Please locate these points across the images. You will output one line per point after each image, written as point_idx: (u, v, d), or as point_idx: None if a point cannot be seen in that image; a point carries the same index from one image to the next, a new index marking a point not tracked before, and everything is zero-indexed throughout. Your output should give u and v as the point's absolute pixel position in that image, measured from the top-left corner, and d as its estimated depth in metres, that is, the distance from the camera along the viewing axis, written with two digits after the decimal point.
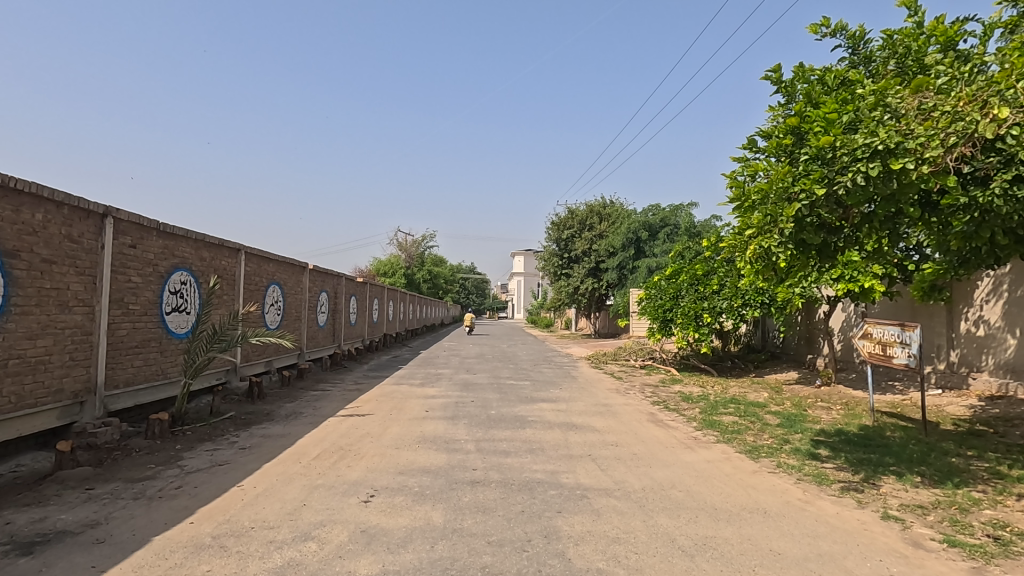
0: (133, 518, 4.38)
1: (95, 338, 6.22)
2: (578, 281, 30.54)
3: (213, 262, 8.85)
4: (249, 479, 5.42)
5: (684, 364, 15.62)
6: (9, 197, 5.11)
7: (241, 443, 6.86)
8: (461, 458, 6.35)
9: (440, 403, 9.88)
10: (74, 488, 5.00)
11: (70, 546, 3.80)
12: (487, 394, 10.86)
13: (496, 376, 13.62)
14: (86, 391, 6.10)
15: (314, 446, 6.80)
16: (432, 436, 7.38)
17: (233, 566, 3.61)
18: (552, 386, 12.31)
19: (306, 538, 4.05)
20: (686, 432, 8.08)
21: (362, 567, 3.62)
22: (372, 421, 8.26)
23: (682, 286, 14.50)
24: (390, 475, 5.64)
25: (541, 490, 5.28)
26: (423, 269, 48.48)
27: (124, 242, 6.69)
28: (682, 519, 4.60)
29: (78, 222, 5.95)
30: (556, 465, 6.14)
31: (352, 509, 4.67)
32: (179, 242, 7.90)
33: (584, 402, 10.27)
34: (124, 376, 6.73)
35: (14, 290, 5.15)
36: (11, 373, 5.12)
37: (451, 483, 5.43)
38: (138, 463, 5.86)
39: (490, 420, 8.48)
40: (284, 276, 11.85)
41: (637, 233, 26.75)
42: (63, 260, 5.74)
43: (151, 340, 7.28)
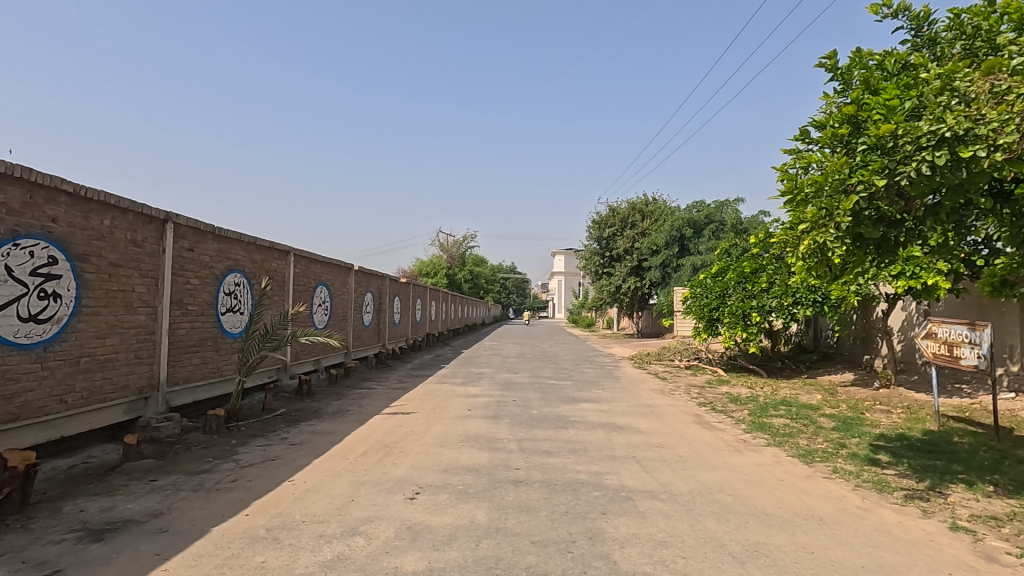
0: (193, 508, 4.58)
1: (157, 337, 6.56)
2: (620, 280, 30.12)
3: (264, 264, 9.19)
4: (300, 474, 5.60)
5: (732, 365, 15.18)
6: (80, 205, 5.44)
7: (291, 439, 7.08)
8: (504, 458, 6.35)
9: (482, 402, 9.90)
10: (139, 479, 5.27)
11: (137, 534, 4.01)
12: (528, 394, 10.84)
13: (537, 376, 13.57)
14: (150, 387, 6.47)
15: (360, 443, 6.94)
16: (474, 436, 7.40)
17: (285, 558, 3.71)
18: (593, 386, 12.18)
19: (354, 532, 4.15)
20: (734, 434, 7.84)
21: (409, 563, 3.67)
22: (416, 419, 8.40)
23: (729, 284, 14.06)
24: (434, 473, 5.70)
25: (583, 491, 5.22)
26: (464, 269, 48.87)
27: (183, 246, 7.03)
28: (732, 524, 4.46)
29: (141, 227, 6.28)
30: (599, 466, 6.07)
31: (398, 505, 4.75)
32: (232, 245, 8.20)
33: (628, 403, 10.10)
34: (183, 373, 7.07)
35: (84, 292, 5.49)
36: (83, 369, 5.47)
37: (494, 482, 5.44)
38: (197, 456, 6.13)
39: (532, 420, 8.47)
40: (330, 277, 12.14)
41: (680, 230, 26.25)
42: (128, 263, 6.08)
43: (208, 339, 7.62)
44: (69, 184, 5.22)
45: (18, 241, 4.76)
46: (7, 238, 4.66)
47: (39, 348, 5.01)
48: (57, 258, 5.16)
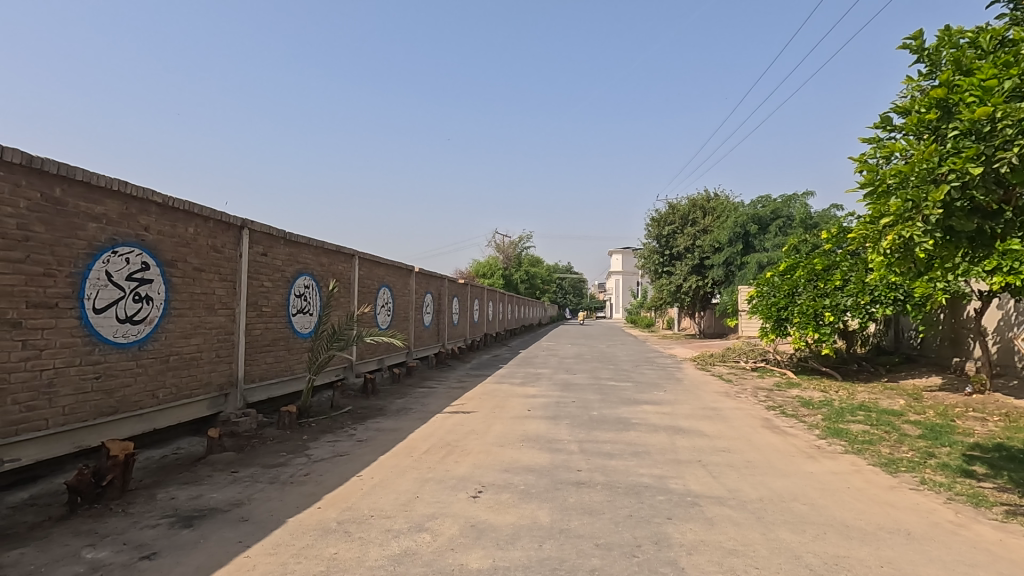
0: (270, 499, 4.84)
1: (236, 337, 6.97)
2: (680, 279, 29.32)
3: (331, 267, 9.57)
4: (367, 470, 5.79)
5: (802, 367, 14.46)
6: (168, 214, 5.86)
7: (358, 435, 7.33)
8: (565, 459, 6.33)
9: (541, 402, 9.89)
10: (222, 470, 5.62)
11: (221, 522, 4.28)
12: (587, 395, 10.73)
13: (596, 377, 13.42)
14: (230, 384, 6.89)
15: (423, 441, 7.09)
16: (534, 436, 7.41)
17: (356, 551, 3.85)
18: (654, 388, 11.91)
19: (420, 528, 4.25)
20: (806, 440, 7.46)
21: (474, 560, 3.72)
22: (476, 419, 8.50)
23: (799, 282, 13.38)
24: (495, 472, 5.75)
25: (647, 495, 5.11)
26: (520, 269, 49.08)
27: (257, 251, 7.44)
28: (807, 535, 4.23)
29: (221, 234, 6.70)
30: (663, 470, 5.92)
31: (462, 503, 4.82)
32: (302, 249, 8.59)
33: (692, 406, 9.81)
34: (258, 371, 7.48)
35: (172, 295, 5.92)
36: (171, 367, 5.91)
37: (556, 483, 5.42)
38: (272, 450, 6.47)
39: (592, 422, 8.38)
40: (393, 279, 12.50)
41: (744, 227, 25.28)
42: (210, 268, 6.50)
43: (281, 339, 8.02)
44: (159, 195, 5.65)
45: (116, 249, 5.18)
46: (108, 246, 5.09)
47: (134, 347, 5.44)
48: (149, 264, 5.59)
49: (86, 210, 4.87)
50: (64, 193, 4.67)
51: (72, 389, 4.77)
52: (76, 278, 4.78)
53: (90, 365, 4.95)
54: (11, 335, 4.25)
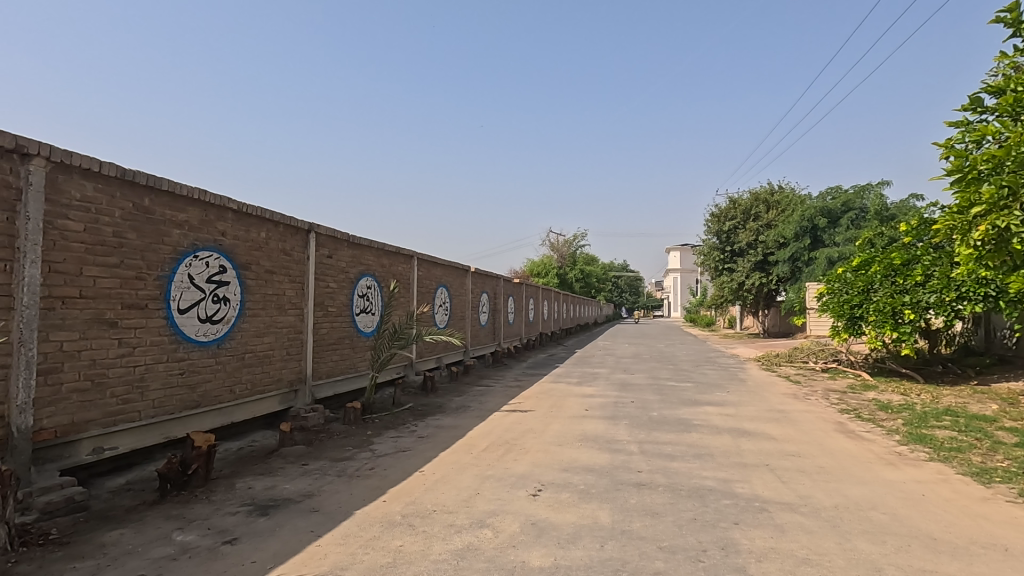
0: (338, 492, 5.05)
1: (304, 335, 7.30)
2: (742, 276, 28.25)
3: (392, 268, 9.85)
4: (429, 466, 5.93)
5: (878, 368, 13.59)
6: (243, 220, 6.23)
7: (419, 432, 7.51)
8: (625, 459, 6.24)
9: (599, 402, 9.80)
10: (293, 463, 5.91)
11: (294, 512, 4.50)
12: (646, 395, 10.52)
13: (655, 377, 13.14)
14: (299, 380, 7.23)
15: (482, 439, 7.18)
16: (593, 436, 7.35)
17: (420, 544, 3.95)
18: (717, 388, 11.54)
19: (481, 524, 4.30)
20: (885, 446, 7.01)
21: (536, 558, 3.73)
22: (534, 418, 8.52)
23: (875, 278, 12.60)
24: (555, 471, 5.75)
25: (712, 498, 4.96)
26: (575, 268, 48.77)
27: (323, 254, 7.77)
28: (889, 547, 3.98)
29: (290, 238, 7.03)
30: (728, 473, 5.73)
31: (522, 501, 4.85)
32: (364, 251, 8.89)
33: (757, 408, 9.43)
34: (325, 368, 7.81)
35: (247, 296, 6.28)
36: (247, 364, 6.26)
37: (616, 484, 5.35)
38: (339, 444, 6.73)
39: (652, 422, 8.22)
40: (450, 279, 12.72)
41: (812, 220, 24.06)
42: (280, 270, 6.84)
43: (345, 338, 8.34)
44: (235, 202, 6.00)
45: (197, 253, 5.55)
46: (190, 251, 5.46)
47: (214, 345, 5.81)
48: (226, 267, 5.95)
49: (171, 217, 5.24)
50: (152, 203, 5.04)
51: (161, 384, 5.15)
52: (162, 281, 5.15)
53: (176, 362, 5.32)
54: (108, 334, 4.63)
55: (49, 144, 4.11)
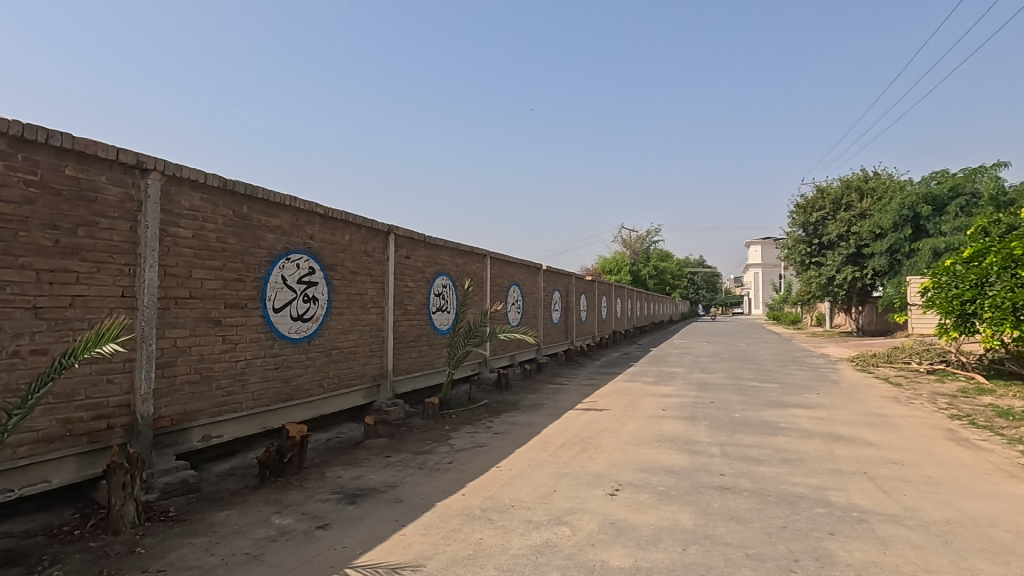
0: (420, 483, 5.23)
1: (385, 333, 7.62)
2: (832, 270, 26.42)
3: (466, 267, 10.06)
4: (505, 462, 6.01)
5: (996, 371, 12.25)
6: (329, 224, 6.58)
7: (495, 428, 7.64)
8: (706, 461, 6.02)
9: (677, 402, 9.51)
10: (377, 454, 6.19)
11: (380, 502, 4.71)
12: (728, 396, 10.09)
13: (736, 377, 12.57)
14: (381, 376, 7.56)
15: (558, 437, 7.17)
16: (671, 436, 7.15)
17: (499, 538, 4.01)
18: (805, 390, 10.87)
19: (559, 521, 4.31)
20: (1005, 456, 6.31)
21: (615, 558, 3.68)
22: (609, 417, 8.41)
23: (991, 270, 11.27)
24: (632, 472, 5.65)
25: (803, 506, 4.68)
26: (648, 265, 47.58)
27: (402, 254, 8.07)
28: (1014, 568, 3.58)
29: (371, 240, 7.36)
30: (821, 480, 5.38)
31: (599, 500, 4.80)
32: (440, 251, 9.14)
33: (852, 411, 8.79)
34: (405, 364, 8.11)
35: (333, 295, 6.64)
36: (334, 360, 6.62)
37: (697, 486, 5.17)
38: (419, 438, 6.97)
39: (735, 424, 7.87)
40: (522, 277, 12.81)
41: (914, 208, 22.06)
42: (363, 271, 7.17)
43: (423, 335, 8.62)
44: (322, 207, 6.37)
45: (289, 256, 5.93)
46: (283, 254, 5.84)
47: (305, 342, 6.19)
48: (314, 268, 6.31)
49: (266, 223, 5.64)
50: (250, 210, 5.45)
51: (259, 377, 5.55)
52: (259, 282, 5.54)
53: (272, 357, 5.72)
54: (214, 331, 5.06)
55: (163, 159, 4.53)
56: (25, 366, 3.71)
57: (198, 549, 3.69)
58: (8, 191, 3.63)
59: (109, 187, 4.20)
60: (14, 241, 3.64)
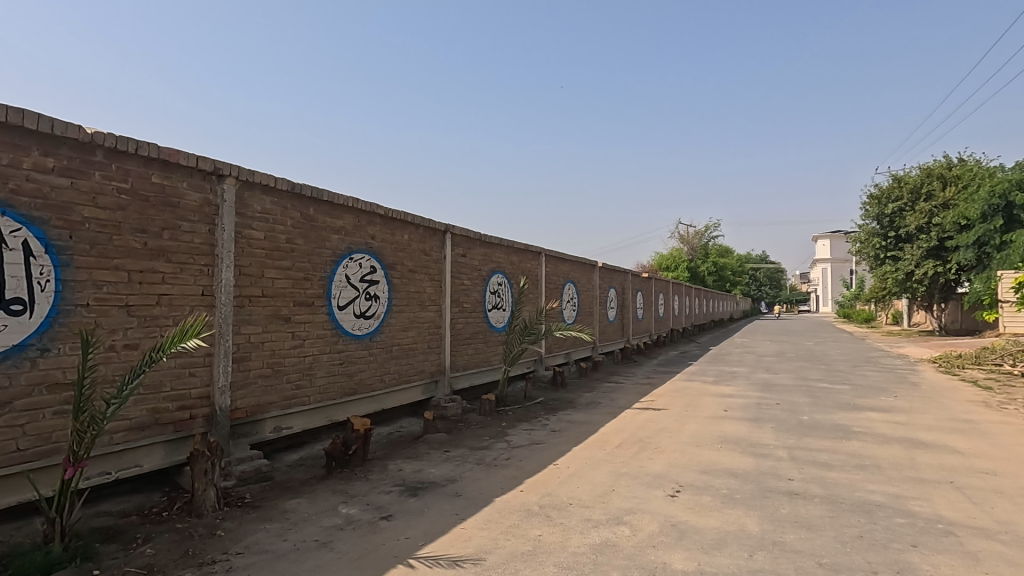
0: (478, 479, 5.30)
1: (443, 330, 7.76)
2: (911, 265, 24.71)
3: (521, 264, 10.09)
4: (563, 459, 5.99)
5: None
6: (389, 224, 6.77)
7: (551, 425, 7.63)
8: (772, 465, 5.78)
9: (740, 403, 9.18)
10: (437, 449, 6.33)
11: (440, 495, 4.81)
12: (795, 397, 9.64)
13: (804, 378, 11.99)
14: (439, 372, 7.72)
15: (615, 436, 7.08)
16: (735, 438, 6.90)
17: (558, 535, 4.01)
18: (881, 392, 10.22)
19: (619, 521, 4.25)
20: None
21: (678, 561, 3.60)
22: (668, 416, 8.22)
23: None
24: (694, 473, 5.50)
25: (881, 515, 4.41)
26: (707, 261, 46.12)
27: (458, 253, 8.19)
28: None
29: (429, 239, 7.51)
30: (901, 488, 5.05)
31: (659, 501, 4.71)
32: (495, 249, 9.22)
33: (935, 416, 8.19)
34: (462, 361, 8.24)
35: (393, 293, 6.83)
36: (394, 356, 6.81)
37: (764, 490, 4.97)
38: (477, 434, 7.06)
39: (803, 426, 7.51)
40: (577, 274, 12.72)
41: (1006, 196, 20.26)
42: (421, 269, 7.33)
43: (480, 333, 8.72)
44: (382, 208, 6.56)
45: (352, 255, 6.14)
46: (346, 254, 6.06)
47: (367, 339, 6.40)
48: (375, 267, 6.51)
49: (330, 224, 5.86)
50: (315, 212, 5.68)
51: (325, 372, 5.79)
52: (325, 281, 5.78)
53: (337, 353, 5.95)
54: (284, 328, 5.32)
55: (237, 165, 4.81)
56: (120, 359, 4.04)
57: (272, 534, 3.89)
58: (104, 199, 3.94)
59: (190, 193, 4.50)
60: (109, 244, 3.96)
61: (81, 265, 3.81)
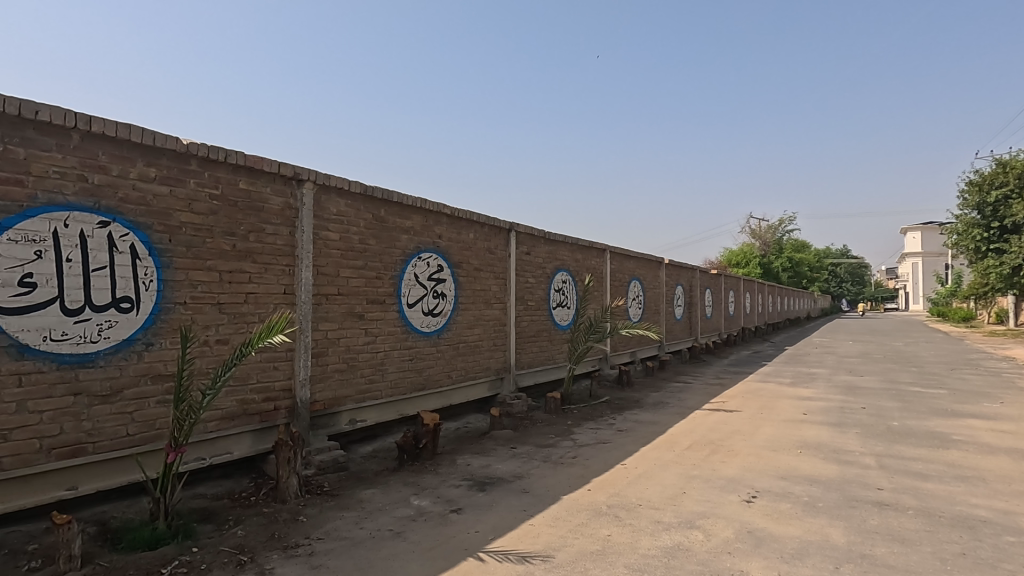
0: (545, 476, 5.30)
1: (508, 327, 7.83)
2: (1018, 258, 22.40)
3: (585, 262, 10.00)
4: (630, 460, 5.89)
5: None
6: (455, 223, 6.90)
7: (617, 425, 7.51)
8: (859, 473, 5.42)
9: (820, 406, 8.66)
10: (503, 445, 6.39)
11: (508, 491, 4.85)
12: (882, 401, 8.98)
13: (892, 381, 11.15)
14: (504, 369, 7.80)
15: (685, 437, 6.88)
16: (815, 443, 6.52)
17: (628, 537, 3.94)
18: (983, 398, 9.33)
19: (691, 525, 4.12)
20: None
21: (756, 569, 3.45)
22: (741, 419, 7.89)
23: None
24: (771, 478, 5.24)
25: (987, 532, 4.03)
26: (781, 256, 43.84)
27: (522, 251, 8.23)
28: None
29: (494, 238, 7.59)
30: (1010, 504, 4.59)
31: (734, 506, 4.52)
32: (559, 247, 9.18)
33: None
34: (526, 358, 8.27)
35: (460, 291, 6.95)
36: (461, 353, 6.94)
37: (850, 500, 4.67)
38: (542, 431, 7.07)
39: (893, 433, 6.99)
40: (643, 271, 12.45)
41: None
42: (486, 267, 7.43)
43: (544, 331, 8.72)
44: (449, 208, 6.69)
45: (420, 255, 6.31)
46: (415, 253, 6.24)
47: (435, 336, 6.56)
48: (442, 266, 6.66)
49: (400, 225, 6.05)
50: (386, 213, 5.88)
51: (396, 368, 5.99)
52: (395, 280, 5.97)
53: (407, 349, 6.14)
54: (358, 325, 5.54)
55: (315, 170, 5.06)
56: (213, 353, 4.35)
57: (349, 522, 4.07)
58: (199, 204, 4.26)
59: (273, 197, 4.78)
60: (203, 247, 4.28)
61: (179, 266, 4.14)
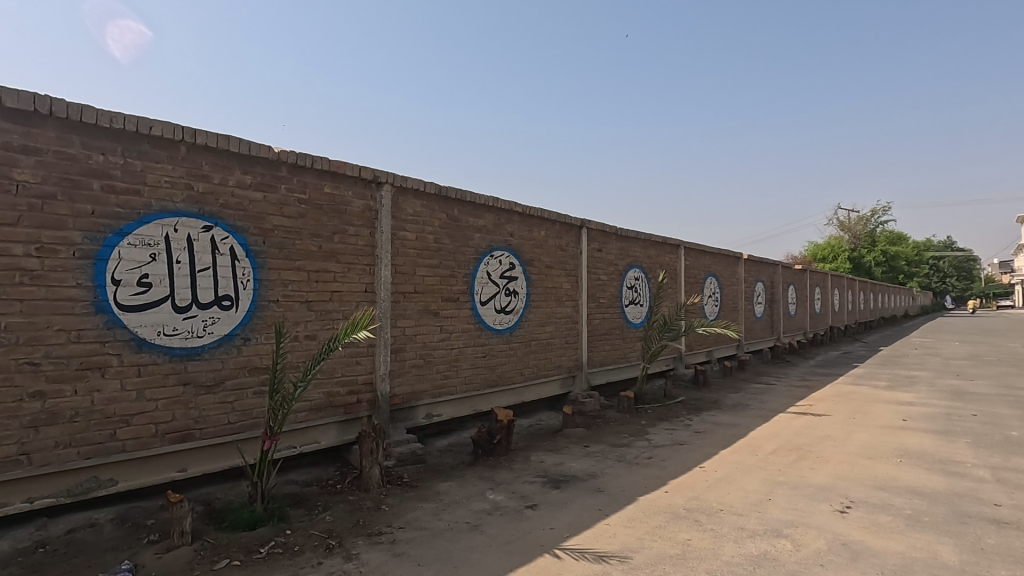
0: (620, 476, 5.22)
1: (579, 325, 7.77)
2: None
3: (659, 258, 9.74)
4: (709, 462, 5.68)
5: None
6: (526, 221, 6.92)
7: (694, 426, 7.26)
8: (971, 486, 4.92)
9: (923, 412, 7.95)
10: (576, 443, 6.35)
11: (582, 489, 4.82)
12: (997, 408, 8.11)
13: (1009, 385, 10.04)
14: (576, 367, 7.75)
15: (768, 441, 6.54)
16: (918, 452, 6.00)
17: (709, 542, 3.80)
18: None
19: (778, 534, 3.92)
20: None
21: None
22: (831, 423, 7.39)
23: None
24: (867, 488, 4.87)
25: None
26: (874, 250, 40.64)
27: (594, 248, 8.14)
28: None
29: (565, 235, 7.55)
30: None
31: (826, 516, 4.25)
32: (631, 243, 9.00)
33: None
34: (599, 357, 8.18)
35: (531, 289, 6.98)
36: (533, 350, 6.97)
37: (961, 515, 4.25)
38: (616, 430, 6.97)
39: (1011, 443, 6.29)
40: (720, 267, 11.95)
41: None
42: (557, 265, 7.41)
43: (616, 328, 8.58)
44: (520, 206, 6.73)
45: (493, 253, 6.39)
46: (487, 251, 6.32)
47: (507, 333, 6.62)
48: (514, 263, 6.71)
49: (473, 224, 6.16)
50: (460, 212, 6.00)
51: (470, 364, 6.10)
52: (469, 278, 6.08)
53: (480, 346, 6.24)
54: (433, 322, 5.70)
55: (392, 173, 5.25)
56: (303, 348, 4.63)
57: (428, 513, 4.20)
58: (289, 208, 4.54)
59: (355, 200, 5.00)
60: (293, 248, 4.55)
61: (272, 267, 4.43)
